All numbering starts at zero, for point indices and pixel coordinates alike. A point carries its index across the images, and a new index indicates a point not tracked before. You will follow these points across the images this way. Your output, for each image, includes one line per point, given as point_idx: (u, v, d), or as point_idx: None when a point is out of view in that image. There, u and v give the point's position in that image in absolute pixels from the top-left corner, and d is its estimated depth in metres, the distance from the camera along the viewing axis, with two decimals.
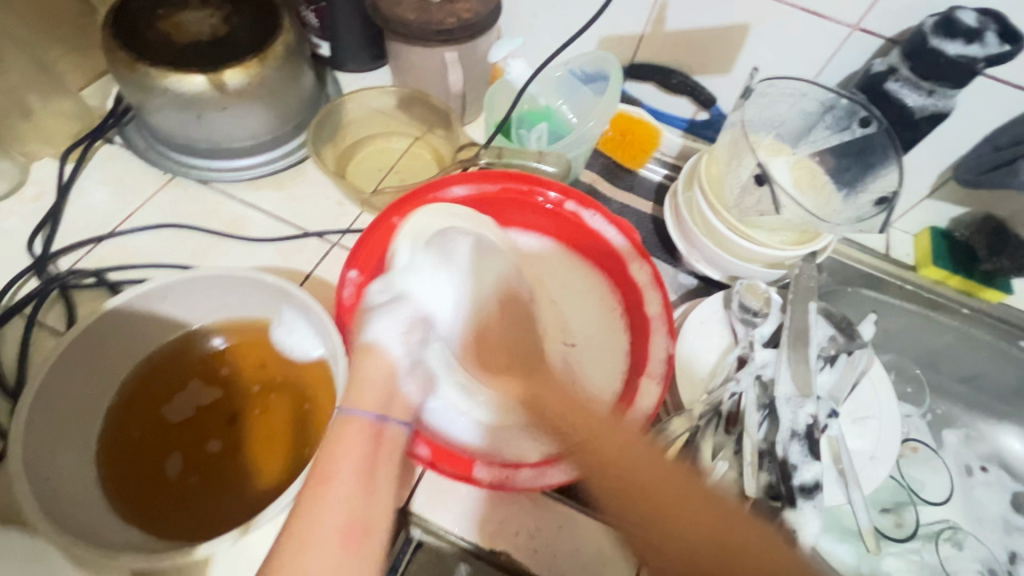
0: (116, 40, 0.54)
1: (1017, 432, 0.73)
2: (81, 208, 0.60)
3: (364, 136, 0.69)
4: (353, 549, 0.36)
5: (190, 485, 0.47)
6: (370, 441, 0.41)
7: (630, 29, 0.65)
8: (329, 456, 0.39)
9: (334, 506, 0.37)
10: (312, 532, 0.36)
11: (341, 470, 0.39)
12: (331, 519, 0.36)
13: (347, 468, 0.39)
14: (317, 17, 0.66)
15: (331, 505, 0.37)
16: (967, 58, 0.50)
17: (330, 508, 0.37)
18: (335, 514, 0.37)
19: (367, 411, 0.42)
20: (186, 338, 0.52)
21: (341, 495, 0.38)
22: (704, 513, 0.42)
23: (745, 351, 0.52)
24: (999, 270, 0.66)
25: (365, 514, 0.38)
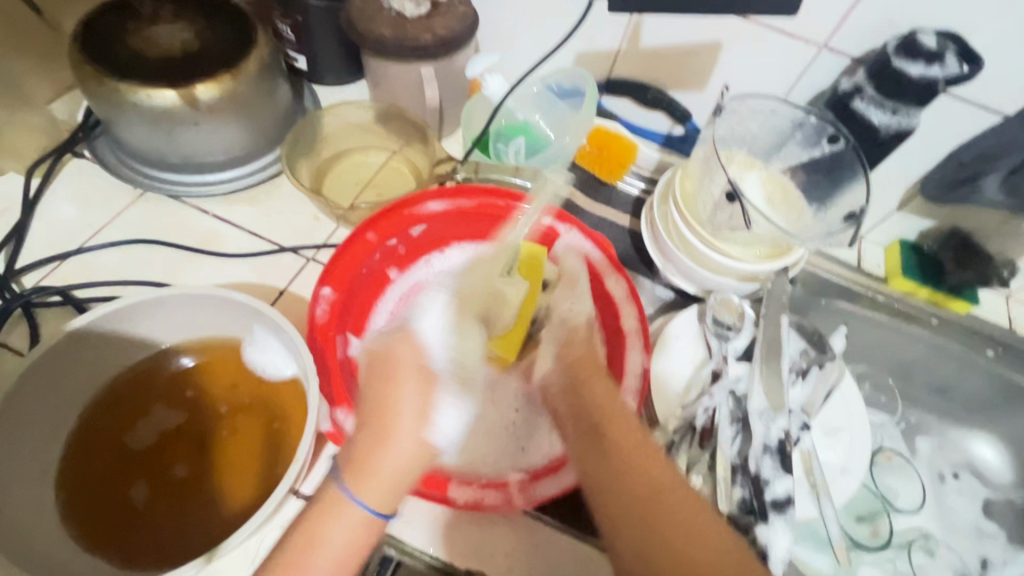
0: (85, 54, 0.54)
1: (989, 440, 0.74)
2: (47, 223, 0.59)
3: (340, 149, 0.68)
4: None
5: (158, 512, 0.46)
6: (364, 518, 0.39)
7: (606, 45, 0.66)
8: (324, 523, 0.38)
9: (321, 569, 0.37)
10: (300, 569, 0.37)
11: (336, 542, 0.38)
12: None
13: (337, 552, 0.38)
14: (293, 30, 0.66)
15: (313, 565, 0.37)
16: (929, 79, 0.52)
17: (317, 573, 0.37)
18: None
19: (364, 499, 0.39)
20: (153, 359, 0.51)
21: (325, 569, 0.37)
22: (687, 502, 0.37)
23: (719, 366, 0.53)
24: (966, 282, 0.68)
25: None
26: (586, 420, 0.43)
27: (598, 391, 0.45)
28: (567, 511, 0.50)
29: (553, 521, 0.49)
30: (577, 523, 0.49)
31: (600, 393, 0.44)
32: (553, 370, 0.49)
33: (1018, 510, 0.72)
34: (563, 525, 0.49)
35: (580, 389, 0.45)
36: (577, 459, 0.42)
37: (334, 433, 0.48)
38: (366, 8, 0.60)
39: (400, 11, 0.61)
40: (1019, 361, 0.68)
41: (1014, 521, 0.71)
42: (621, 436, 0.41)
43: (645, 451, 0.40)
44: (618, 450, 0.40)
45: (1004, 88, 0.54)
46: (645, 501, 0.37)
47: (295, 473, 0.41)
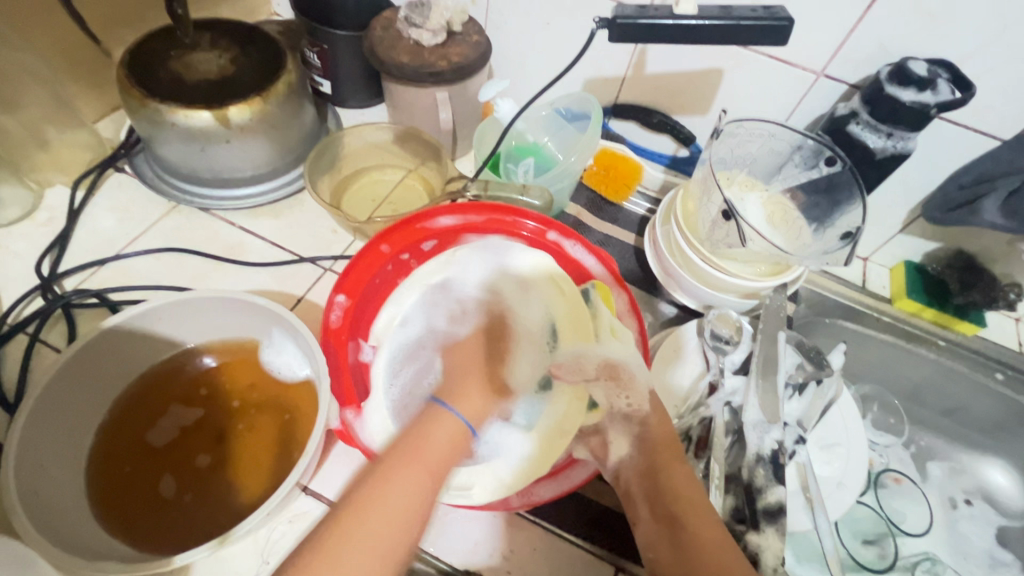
0: (131, 79, 0.59)
1: (1002, 466, 0.73)
2: (88, 231, 0.64)
3: (361, 168, 0.73)
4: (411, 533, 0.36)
5: (185, 501, 0.49)
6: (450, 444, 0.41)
7: (612, 71, 0.69)
8: (419, 440, 0.40)
9: (398, 497, 0.36)
10: (364, 525, 0.35)
11: (428, 464, 0.39)
12: (371, 531, 0.35)
13: (428, 465, 0.39)
14: (320, 58, 0.71)
15: (404, 484, 0.37)
16: (920, 104, 0.52)
17: (393, 498, 0.36)
18: (397, 505, 0.36)
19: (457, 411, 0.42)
20: (179, 358, 0.55)
21: (411, 485, 0.37)
22: None
23: (715, 378, 0.55)
24: (971, 303, 0.67)
25: (421, 506, 0.37)
26: (658, 494, 0.45)
27: (676, 475, 0.45)
28: (563, 517, 0.50)
29: (549, 525, 0.50)
30: (577, 532, 0.50)
31: (678, 477, 0.45)
32: (629, 453, 0.48)
33: None
34: (561, 531, 0.50)
35: (655, 474, 0.46)
36: (651, 544, 0.43)
37: (340, 430, 0.51)
38: (386, 37, 0.65)
39: (418, 40, 0.65)
40: None
41: None
42: (691, 517, 0.42)
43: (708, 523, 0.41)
44: (691, 541, 0.40)
45: (997, 113, 0.55)
46: None
47: (303, 466, 0.43)
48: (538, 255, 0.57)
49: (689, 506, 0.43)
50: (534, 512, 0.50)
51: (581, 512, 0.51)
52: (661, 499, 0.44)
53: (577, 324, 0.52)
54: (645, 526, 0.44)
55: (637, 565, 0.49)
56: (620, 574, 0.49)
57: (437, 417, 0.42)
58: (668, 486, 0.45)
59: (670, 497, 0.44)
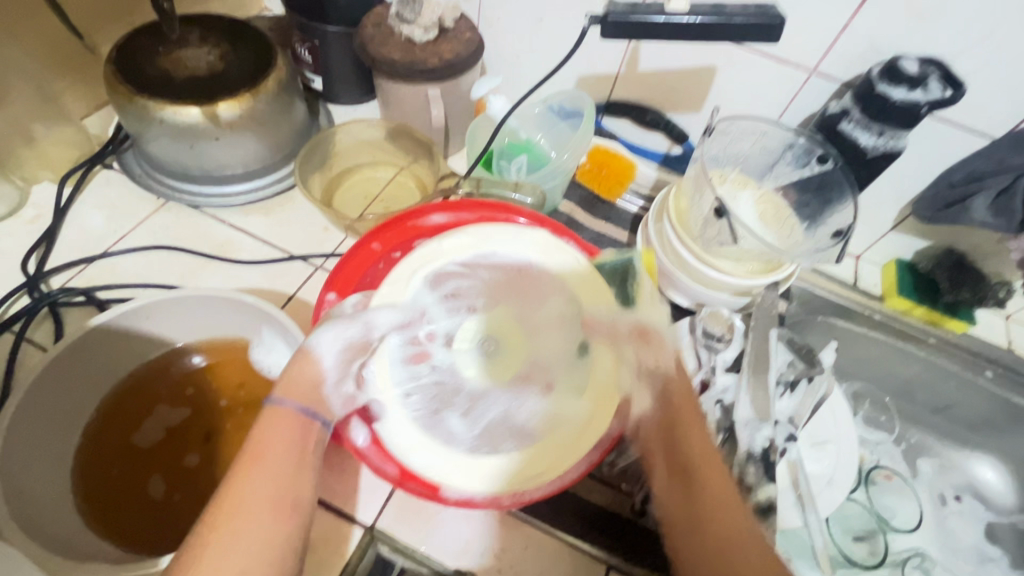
0: (118, 74, 0.58)
1: (991, 462, 0.73)
2: (75, 229, 0.63)
3: (352, 165, 0.72)
4: (277, 521, 0.38)
5: (175, 501, 0.48)
6: (297, 428, 0.43)
7: (605, 68, 0.69)
8: (258, 436, 0.41)
9: (256, 489, 0.38)
10: (240, 504, 0.38)
11: (269, 451, 0.40)
12: (253, 509, 0.37)
13: (276, 449, 0.41)
14: (311, 53, 0.70)
15: (255, 482, 0.39)
16: (911, 102, 0.53)
17: (257, 486, 0.38)
18: (258, 493, 0.38)
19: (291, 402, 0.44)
20: (167, 357, 0.54)
21: (268, 473, 0.39)
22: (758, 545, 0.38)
23: (707, 376, 0.54)
24: (961, 301, 0.68)
25: (289, 492, 0.39)
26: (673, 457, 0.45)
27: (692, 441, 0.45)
28: (557, 515, 0.50)
29: (542, 524, 0.50)
30: (571, 530, 0.50)
31: (695, 442, 0.45)
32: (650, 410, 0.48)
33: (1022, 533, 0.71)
34: (554, 530, 0.50)
35: (671, 435, 0.46)
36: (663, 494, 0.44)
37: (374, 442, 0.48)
38: (377, 33, 0.64)
39: (409, 36, 0.64)
40: (1018, 382, 0.67)
41: (1015, 544, 0.71)
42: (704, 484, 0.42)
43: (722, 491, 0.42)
44: (701, 489, 0.42)
45: (987, 112, 0.55)
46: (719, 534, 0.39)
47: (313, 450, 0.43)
48: (535, 233, 0.56)
49: (703, 460, 0.44)
50: (527, 510, 0.50)
51: (575, 511, 0.51)
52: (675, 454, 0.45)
53: (597, 292, 0.53)
54: (658, 482, 0.45)
55: (629, 564, 0.49)
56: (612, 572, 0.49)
57: (268, 419, 0.43)
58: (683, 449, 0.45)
59: (681, 462, 0.44)
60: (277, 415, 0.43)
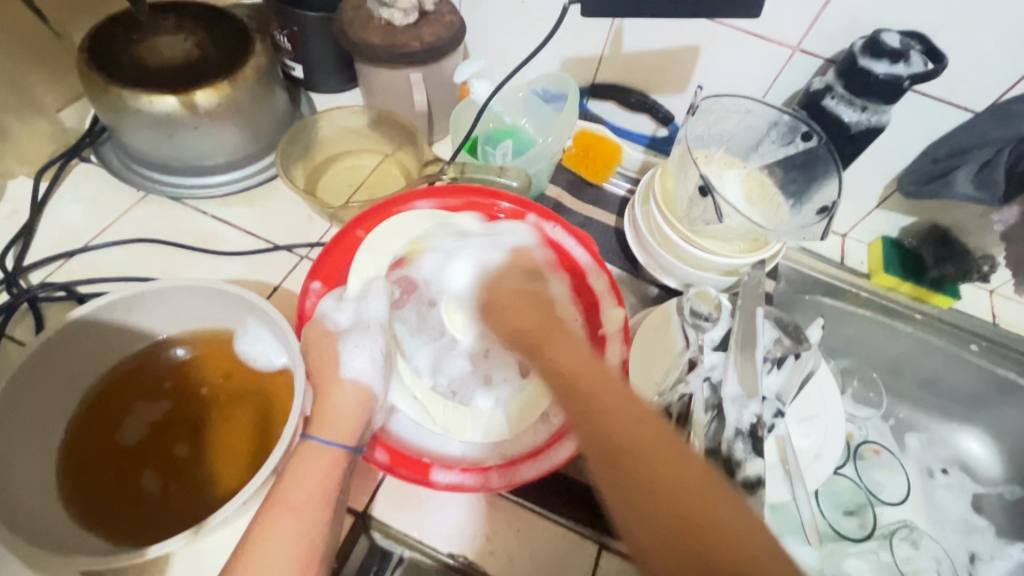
0: (90, 63, 0.57)
1: (977, 434, 0.74)
2: (53, 224, 0.62)
3: (334, 153, 0.71)
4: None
5: (170, 493, 0.48)
6: (330, 467, 0.42)
7: (589, 50, 0.68)
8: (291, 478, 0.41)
9: (280, 539, 0.38)
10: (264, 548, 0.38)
11: (302, 498, 0.40)
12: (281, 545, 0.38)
13: (310, 496, 0.40)
14: (290, 41, 0.69)
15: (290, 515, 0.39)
16: (894, 76, 0.53)
17: (278, 536, 0.38)
18: (283, 538, 0.38)
19: (328, 438, 0.43)
20: (151, 350, 0.53)
21: (291, 524, 0.39)
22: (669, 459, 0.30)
23: (694, 355, 0.54)
24: (947, 277, 0.68)
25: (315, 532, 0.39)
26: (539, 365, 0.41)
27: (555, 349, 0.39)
28: (547, 497, 0.51)
29: (535, 505, 0.50)
30: (562, 512, 0.50)
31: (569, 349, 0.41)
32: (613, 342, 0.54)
33: (1009, 505, 0.72)
34: (545, 511, 0.50)
35: (569, 389, 0.36)
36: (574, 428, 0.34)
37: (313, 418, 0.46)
38: (357, 18, 0.63)
39: (389, 20, 0.63)
40: (1003, 355, 0.68)
41: (1003, 515, 0.72)
42: (616, 423, 0.32)
43: (682, 458, 0.31)
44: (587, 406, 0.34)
45: (970, 84, 0.55)
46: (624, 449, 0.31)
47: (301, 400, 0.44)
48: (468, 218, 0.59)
49: (592, 380, 0.35)
50: (518, 494, 0.50)
51: (566, 492, 0.51)
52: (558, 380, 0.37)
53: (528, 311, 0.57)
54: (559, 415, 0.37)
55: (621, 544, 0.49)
56: (604, 553, 0.49)
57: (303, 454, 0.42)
58: (615, 420, 0.32)
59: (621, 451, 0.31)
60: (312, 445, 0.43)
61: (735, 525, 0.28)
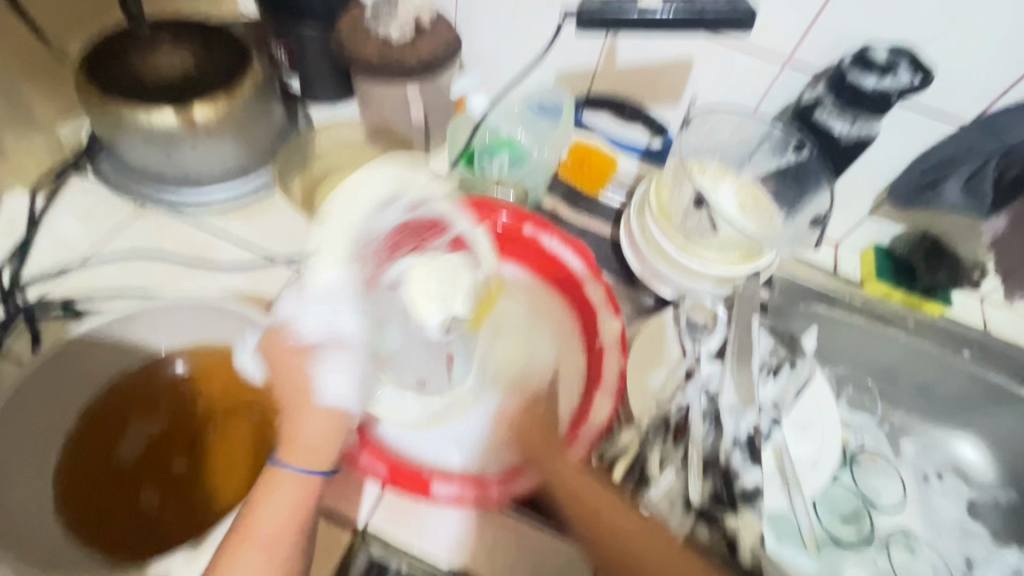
0: (89, 79, 0.57)
1: (972, 440, 0.75)
2: (50, 239, 0.62)
3: (326, 166, 0.70)
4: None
5: (170, 509, 0.48)
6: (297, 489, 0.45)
7: (584, 64, 0.69)
8: (254, 520, 0.44)
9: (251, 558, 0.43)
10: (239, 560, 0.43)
11: (270, 520, 0.44)
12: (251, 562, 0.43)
13: (278, 514, 0.44)
14: (288, 57, 0.68)
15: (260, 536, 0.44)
16: (882, 89, 0.57)
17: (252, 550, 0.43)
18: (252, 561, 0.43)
19: (295, 464, 0.46)
20: (147, 366, 0.52)
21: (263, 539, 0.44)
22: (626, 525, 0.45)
23: (692, 365, 0.55)
24: (938, 286, 0.69)
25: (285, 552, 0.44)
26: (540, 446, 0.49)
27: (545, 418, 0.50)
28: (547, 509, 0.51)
29: (533, 518, 0.50)
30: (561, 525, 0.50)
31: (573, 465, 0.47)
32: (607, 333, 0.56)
33: (1003, 510, 0.72)
34: (544, 523, 0.50)
35: (576, 510, 0.46)
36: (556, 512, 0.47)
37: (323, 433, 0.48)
38: (354, 33, 0.64)
39: (385, 35, 0.63)
40: (995, 362, 0.69)
41: (997, 520, 0.72)
42: (596, 509, 0.45)
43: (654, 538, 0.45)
44: (597, 528, 0.45)
45: (957, 97, 0.56)
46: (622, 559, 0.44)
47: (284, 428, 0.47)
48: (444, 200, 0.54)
49: (598, 504, 0.46)
50: (517, 507, 0.50)
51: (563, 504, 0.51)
52: (569, 491, 0.46)
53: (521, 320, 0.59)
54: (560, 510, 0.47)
55: None
56: None
57: (269, 488, 0.45)
58: (604, 544, 0.45)
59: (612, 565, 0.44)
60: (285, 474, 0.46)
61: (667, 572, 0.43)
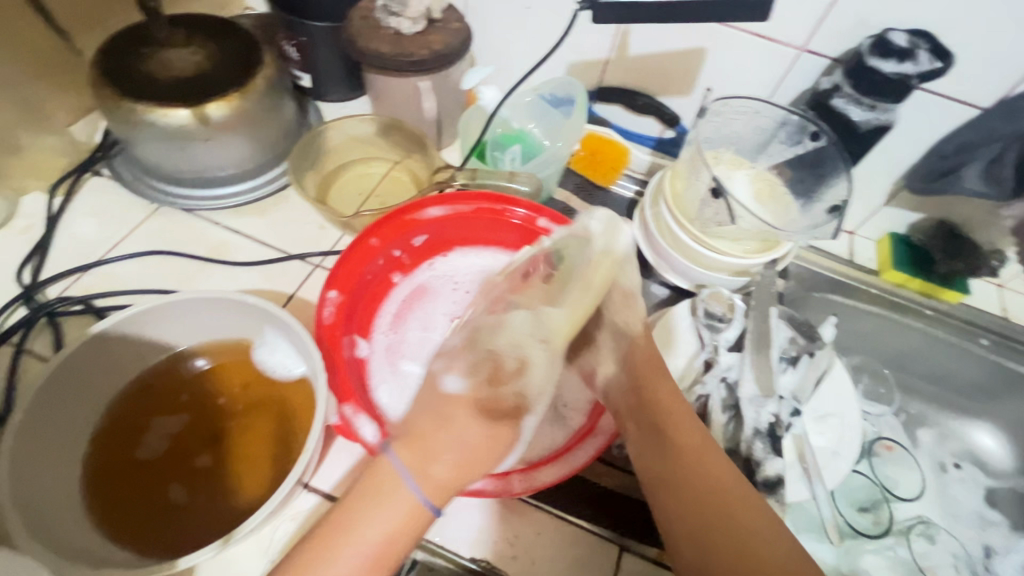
0: (104, 78, 0.57)
1: (989, 428, 0.74)
2: (68, 238, 0.62)
3: (343, 163, 0.71)
4: None
5: (197, 504, 0.48)
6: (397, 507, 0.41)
7: (595, 54, 0.69)
8: (358, 510, 0.40)
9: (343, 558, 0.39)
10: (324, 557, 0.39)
11: (364, 527, 0.40)
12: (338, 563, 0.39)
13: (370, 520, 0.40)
14: (298, 50, 0.70)
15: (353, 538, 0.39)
16: (901, 75, 0.55)
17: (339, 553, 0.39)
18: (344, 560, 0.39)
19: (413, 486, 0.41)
20: (170, 362, 0.54)
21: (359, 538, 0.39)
22: (718, 469, 0.43)
23: (710, 355, 0.55)
24: (954, 272, 0.68)
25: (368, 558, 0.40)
26: (646, 419, 0.47)
27: (658, 388, 0.48)
28: (567, 500, 0.51)
29: (554, 509, 0.50)
30: (583, 515, 0.50)
31: (686, 441, 0.45)
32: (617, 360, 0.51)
33: (1022, 498, 0.72)
34: (566, 514, 0.50)
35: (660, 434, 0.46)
36: (641, 457, 0.46)
37: (340, 426, 0.48)
38: (365, 26, 0.63)
39: (397, 29, 0.63)
40: (1014, 349, 0.68)
41: (1016, 508, 0.72)
42: (689, 447, 0.44)
43: (739, 498, 0.41)
44: (677, 452, 0.44)
45: (977, 80, 0.56)
46: (708, 502, 0.41)
47: (305, 461, 0.43)
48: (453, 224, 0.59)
49: (686, 437, 0.45)
50: (537, 498, 0.51)
51: (583, 495, 0.52)
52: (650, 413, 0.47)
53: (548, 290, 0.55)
54: (633, 444, 0.48)
55: (642, 545, 0.49)
56: (625, 554, 0.49)
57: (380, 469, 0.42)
58: (690, 488, 0.42)
59: (698, 512, 0.41)
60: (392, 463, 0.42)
61: (761, 532, 0.39)
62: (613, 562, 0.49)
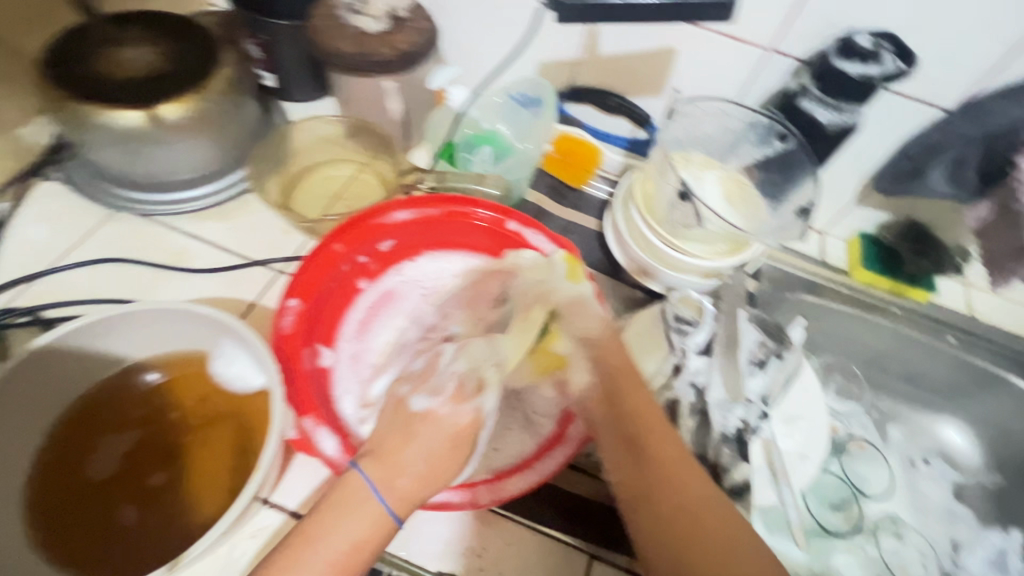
0: (49, 77, 0.54)
1: (956, 424, 0.76)
2: (16, 246, 0.60)
3: (307, 164, 0.69)
4: None
5: (150, 525, 0.46)
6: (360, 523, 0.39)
7: (565, 54, 0.68)
8: (320, 529, 0.39)
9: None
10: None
11: (327, 547, 0.38)
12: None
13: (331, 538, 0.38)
14: (261, 50, 0.66)
15: (317, 553, 0.38)
16: (866, 77, 0.57)
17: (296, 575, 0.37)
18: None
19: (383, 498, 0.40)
20: (121, 376, 0.51)
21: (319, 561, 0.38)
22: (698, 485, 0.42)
23: (680, 359, 0.54)
24: (922, 271, 0.70)
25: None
26: (625, 430, 0.46)
27: (634, 397, 0.47)
28: (536, 509, 0.50)
29: (522, 518, 0.50)
30: (552, 524, 0.50)
31: (665, 451, 0.44)
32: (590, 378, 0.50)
33: (988, 493, 0.73)
34: (535, 524, 0.50)
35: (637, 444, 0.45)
36: (615, 467, 0.46)
37: (299, 440, 0.48)
38: (327, 25, 0.62)
39: (360, 28, 0.62)
40: (979, 347, 0.69)
41: (983, 503, 0.73)
42: (665, 459, 0.43)
43: (712, 510, 0.41)
44: (653, 462, 0.44)
45: (940, 82, 0.56)
46: (683, 520, 0.40)
47: (259, 479, 0.41)
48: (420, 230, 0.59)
49: (663, 448, 0.44)
50: (506, 507, 0.50)
51: (553, 503, 0.51)
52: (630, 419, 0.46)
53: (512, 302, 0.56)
54: (606, 453, 0.47)
55: (612, 553, 0.49)
56: (595, 561, 0.49)
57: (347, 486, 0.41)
58: (670, 504, 0.41)
59: (672, 527, 0.40)
60: (361, 480, 0.41)
61: (734, 545, 0.39)
62: (582, 570, 0.48)
